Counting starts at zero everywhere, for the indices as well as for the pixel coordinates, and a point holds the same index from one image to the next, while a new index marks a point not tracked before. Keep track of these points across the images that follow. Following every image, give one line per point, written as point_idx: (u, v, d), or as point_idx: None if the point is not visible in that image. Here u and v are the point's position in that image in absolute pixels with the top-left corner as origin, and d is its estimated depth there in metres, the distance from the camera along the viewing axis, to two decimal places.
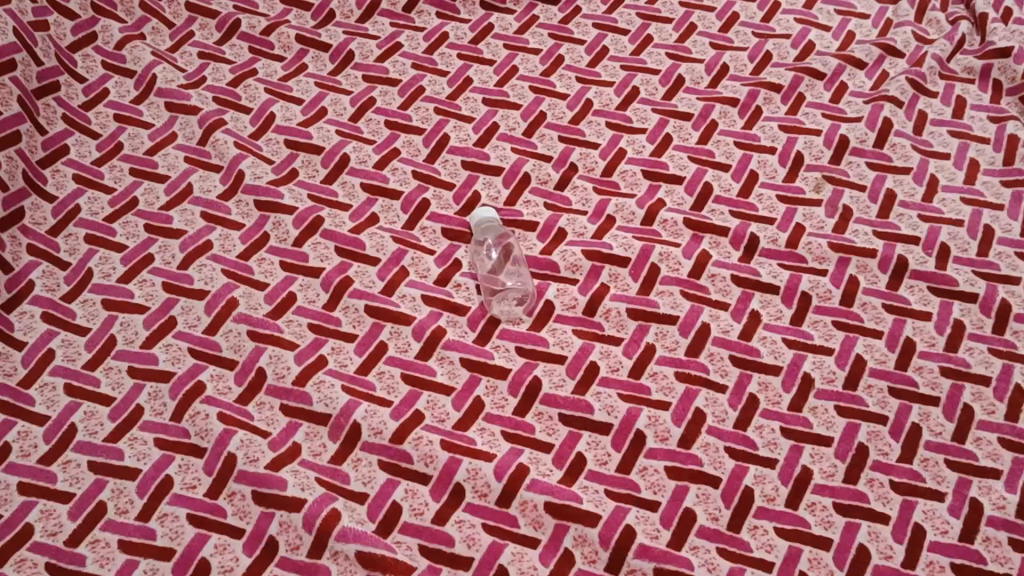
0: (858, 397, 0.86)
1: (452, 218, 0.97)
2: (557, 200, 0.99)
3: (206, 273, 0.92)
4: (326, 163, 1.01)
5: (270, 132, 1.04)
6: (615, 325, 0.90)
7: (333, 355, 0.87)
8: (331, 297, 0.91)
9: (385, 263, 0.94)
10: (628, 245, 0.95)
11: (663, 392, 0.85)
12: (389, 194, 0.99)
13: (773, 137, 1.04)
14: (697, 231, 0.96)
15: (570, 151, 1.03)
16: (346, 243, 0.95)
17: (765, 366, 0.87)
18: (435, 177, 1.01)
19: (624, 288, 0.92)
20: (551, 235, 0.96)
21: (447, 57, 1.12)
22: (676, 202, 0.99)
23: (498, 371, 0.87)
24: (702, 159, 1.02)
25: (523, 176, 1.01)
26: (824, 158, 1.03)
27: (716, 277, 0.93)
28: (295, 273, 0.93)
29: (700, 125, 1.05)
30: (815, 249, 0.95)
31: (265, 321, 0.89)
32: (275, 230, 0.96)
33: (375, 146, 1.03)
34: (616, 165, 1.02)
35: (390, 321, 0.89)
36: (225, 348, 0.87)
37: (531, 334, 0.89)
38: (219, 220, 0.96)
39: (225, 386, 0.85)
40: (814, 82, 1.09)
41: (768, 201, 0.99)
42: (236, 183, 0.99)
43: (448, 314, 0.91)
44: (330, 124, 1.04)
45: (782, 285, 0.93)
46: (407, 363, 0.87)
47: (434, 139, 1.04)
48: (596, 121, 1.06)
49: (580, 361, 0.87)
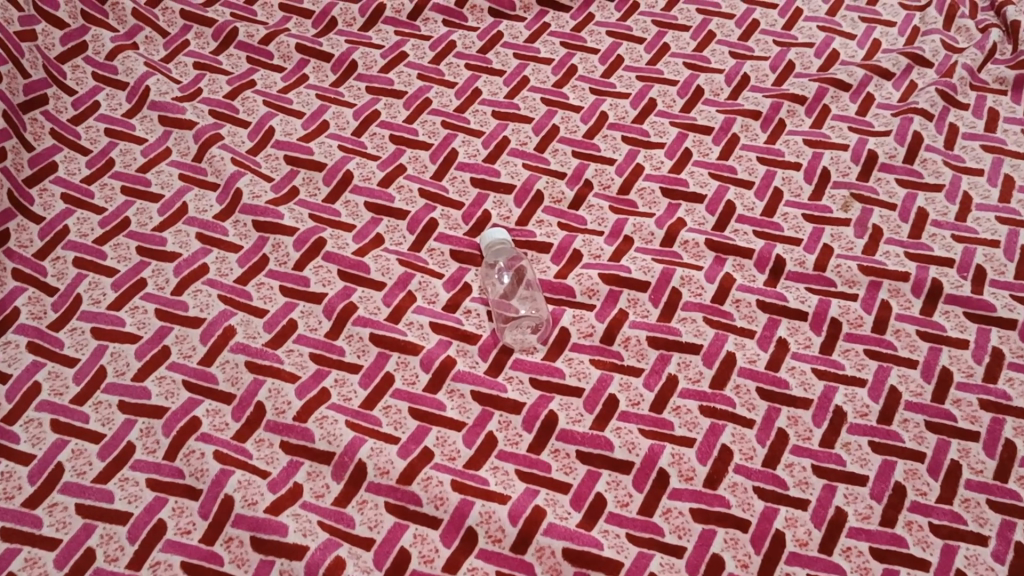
0: (893, 432, 0.81)
1: (461, 240, 0.93)
2: (571, 219, 0.94)
3: (202, 299, 0.87)
4: (329, 180, 0.96)
5: (269, 147, 0.99)
6: (635, 354, 0.85)
7: (336, 387, 0.82)
8: (334, 325, 0.86)
9: (391, 288, 0.89)
10: (647, 267, 0.90)
11: (686, 427, 0.81)
12: (394, 214, 0.94)
13: (797, 152, 0.99)
14: (719, 252, 0.91)
15: (584, 167, 0.98)
16: (350, 266, 0.90)
17: (794, 399, 0.82)
18: (442, 195, 0.96)
19: (644, 314, 0.87)
20: (566, 257, 0.91)
21: (454, 67, 1.07)
22: (697, 222, 0.94)
23: (511, 405, 0.82)
24: (723, 176, 0.97)
25: (535, 194, 0.96)
26: (852, 174, 0.98)
27: (741, 303, 0.88)
28: (295, 299, 0.88)
29: (720, 139, 1.00)
30: (844, 271, 0.90)
31: (264, 352, 0.84)
32: (275, 253, 0.91)
33: (379, 162, 0.98)
34: (633, 182, 0.97)
35: (397, 351, 0.85)
36: (222, 380, 0.82)
37: (545, 365, 0.84)
38: (216, 242, 0.91)
39: (222, 421, 0.80)
40: (839, 94, 1.04)
41: (794, 220, 0.94)
42: (233, 202, 0.94)
43: (458, 343, 0.86)
44: (332, 139, 0.99)
45: (810, 310, 0.88)
46: (415, 396, 0.82)
47: (441, 155, 0.99)
48: (611, 135, 1.01)
49: (599, 394, 0.82)
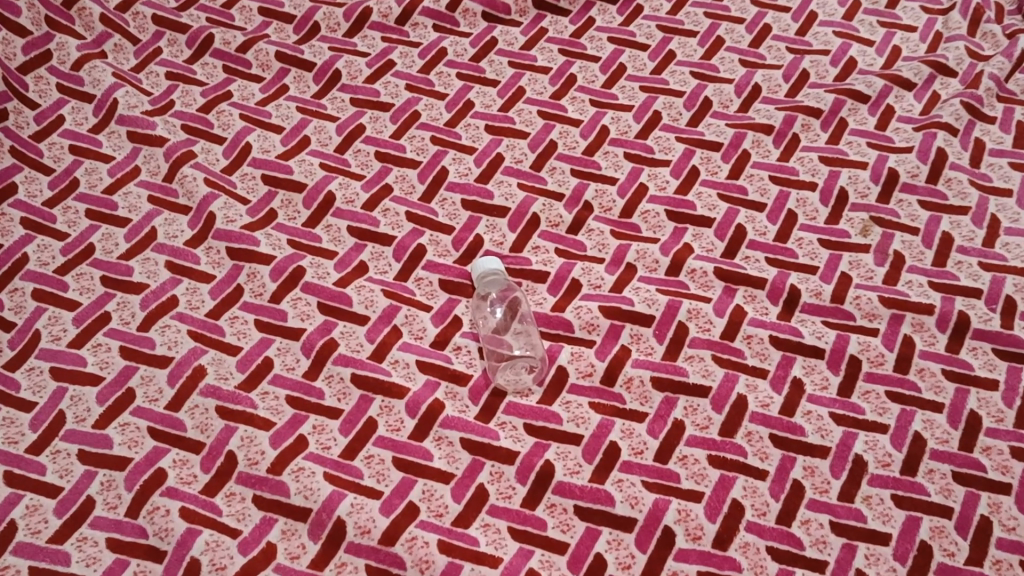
0: (918, 485, 0.75)
1: (451, 268, 0.86)
2: (570, 245, 0.88)
3: (170, 335, 0.81)
4: (309, 203, 0.89)
5: (245, 165, 0.92)
6: (638, 397, 0.79)
7: (314, 434, 0.76)
8: (313, 364, 0.80)
9: (375, 322, 0.82)
10: (651, 299, 0.83)
11: (694, 479, 0.74)
12: (379, 240, 0.87)
13: (813, 170, 0.92)
14: (729, 282, 0.85)
15: (584, 187, 0.91)
16: (330, 298, 0.83)
17: (810, 447, 0.76)
18: (431, 219, 0.89)
19: (648, 352, 0.81)
20: (564, 288, 0.85)
21: (445, 77, 1.00)
22: (704, 248, 0.87)
23: (503, 454, 0.75)
24: (733, 197, 0.91)
25: (531, 217, 0.89)
26: (871, 195, 0.91)
27: (752, 339, 0.82)
28: (271, 334, 0.81)
29: (730, 156, 0.94)
30: (864, 304, 0.84)
31: (236, 395, 0.77)
32: (250, 283, 0.84)
33: (363, 182, 0.91)
34: (636, 204, 0.90)
35: (381, 394, 0.78)
36: (190, 428, 0.76)
37: (541, 409, 0.78)
38: (187, 271, 0.85)
39: (190, 473, 0.74)
40: (857, 106, 0.97)
41: (809, 246, 0.88)
42: (206, 227, 0.87)
43: (446, 385, 0.79)
44: (313, 156, 0.93)
45: (827, 347, 0.81)
46: (399, 444, 0.76)
47: (430, 174, 0.92)
48: (613, 151, 0.94)
49: (599, 442, 0.76)
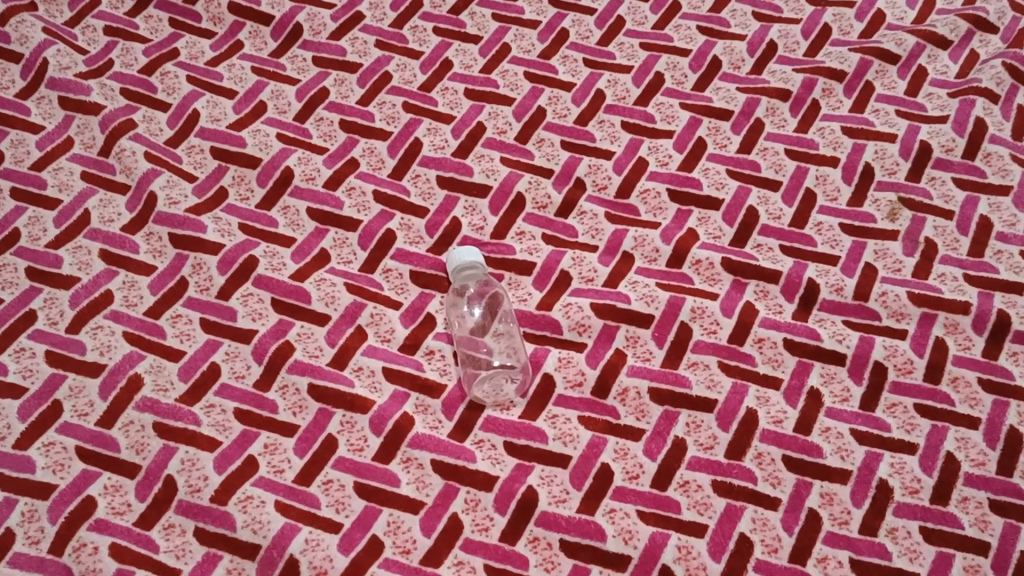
0: (950, 515, 0.66)
1: (424, 258, 0.76)
2: (559, 230, 0.78)
3: (102, 338, 0.71)
4: (264, 180, 0.79)
5: (192, 136, 0.81)
6: (634, 410, 0.69)
7: (265, 455, 0.67)
8: (265, 372, 0.70)
9: (337, 323, 0.72)
10: (650, 296, 0.74)
11: (696, 510, 0.65)
12: (343, 224, 0.77)
13: (835, 143, 0.82)
14: (738, 275, 0.75)
15: (575, 162, 0.81)
16: (286, 294, 0.73)
17: (828, 470, 0.67)
18: (402, 200, 0.79)
19: (646, 357, 0.72)
20: (551, 281, 0.75)
21: (421, 33, 0.89)
22: (711, 234, 0.77)
23: (480, 479, 0.66)
24: (744, 174, 0.80)
25: (516, 197, 0.79)
26: (900, 172, 0.80)
27: (764, 343, 0.72)
28: (218, 337, 0.72)
29: (741, 126, 0.83)
30: (890, 301, 0.74)
31: (177, 410, 0.68)
32: (195, 275, 0.74)
33: (326, 156, 0.81)
34: (634, 182, 0.80)
35: (341, 407, 0.69)
36: (124, 448, 0.67)
37: (523, 425, 0.69)
38: (123, 262, 0.75)
39: (123, 502, 0.65)
40: (885, 67, 0.86)
41: (829, 232, 0.78)
42: (146, 210, 0.77)
43: (417, 396, 0.70)
44: (269, 126, 0.82)
45: (849, 353, 0.72)
46: (362, 468, 0.67)
47: (402, 147, 0.81)
48: (608, 120, 0.83)
49: (589, 465, 0.67)
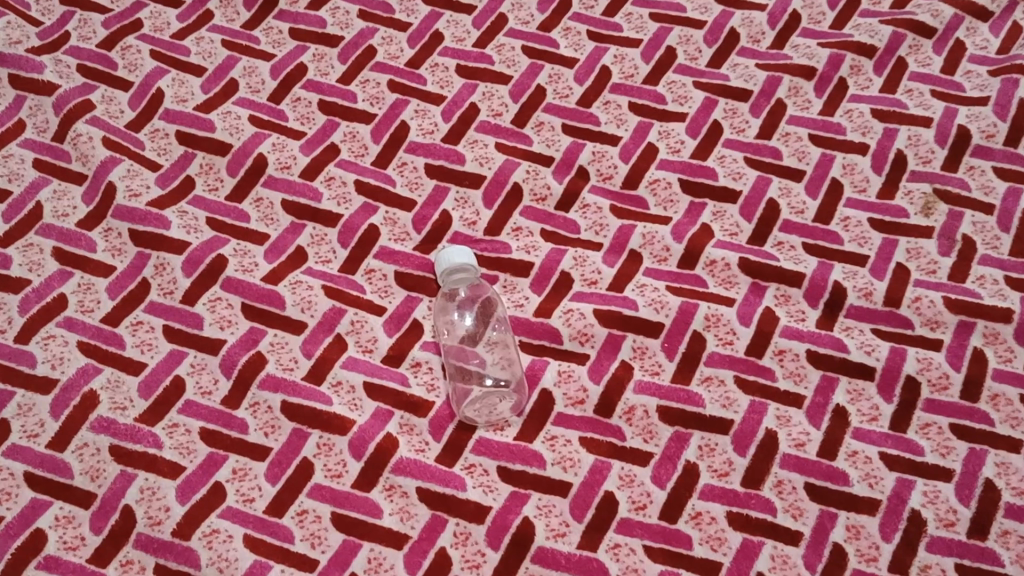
0: (989, 552, 0.59)
1: (411, 257, 0.69)
2: (559, 225, 0.71)
3: (54, 350, 0.64)
4: (234, 169, 0.72)
5: (156, 119, 0.74)
6: (642, 432, 0.63)
7: (233, 482, 0.61)
8: (234, 388, 0.64)
9: (314, 331, 0.66)
10: (660, 302, 0.67)
11: (709, 545, 0.59)
12: (322, 219, 0.70)
13: (863, 127, 0.74)
14: (757, 278, 0.68)
15: (578, 149, 0.74)
16: (258, 298, 0.67)
17: (855, 500, 0.61)
18: (387, 191, 0.72)
19: (654, 371, 0.65)
20: (550, 284, 0.68)
21: (409, 2, 0.81)
22: (727, 230, 0.70)
23: (471, 510, 0.60)
24: (763, 162, 0.73)
25: (512, 188, 0.72)
26: (935, 161, 0.73)
27: (785, 355, 0.65)
28: (183, 346, 0.65)
29: (761, 108, 0.76)
30: (924, 308, 0.67)
31: (136, 431, 0.62)
32: (157, 277, 0.67)
33: (303, 142, 0.73)
34: (642, 171, 0.73)
35: (318, 428, 0.62)
36: (78, 474, 0.60)
37: (518, 448, 0.62)
38: (78, 262, 0.68)
39: (76, 536, 0.59)
40: (919, 41, 0.78)
41: (857, 228, 0.70)
42: (104, 203, 0.70)
43: (401, 415, 0.63)
44: (241, 107, 0.75)
45: (878, 366, 0.65)
46: (340, 496, 0.60)
47: (386, 131, 0.74)
48: (614, 101, 0.76)
49: (590, 494, 0.61)
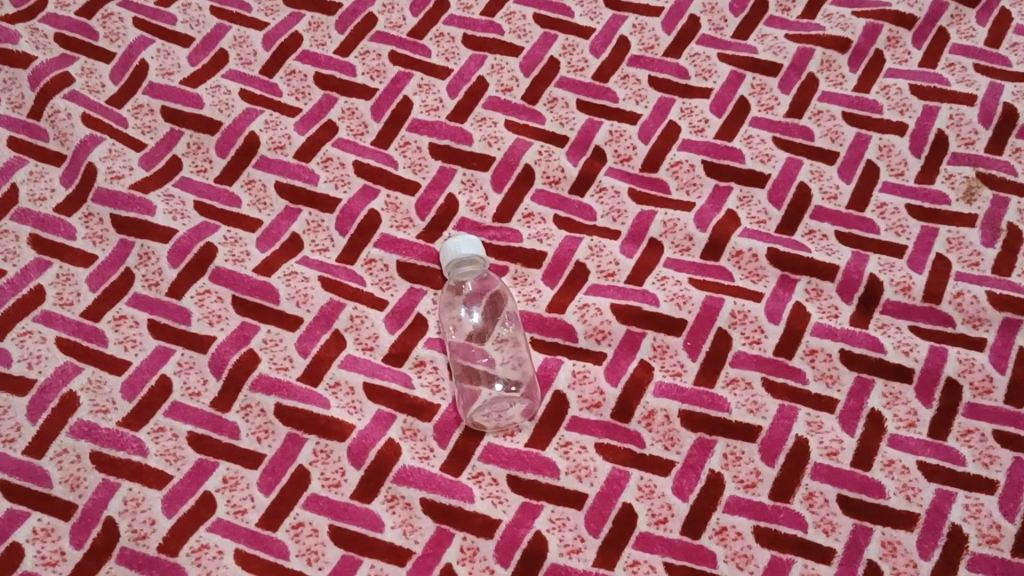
0: None
1: (415, 246, 0.64)
2: (574, 211, 0.66)
3: (31, 347, 0.60)
4: (224, 148, 0.67)
5: (140, 93, 0.69)
6: (662, 438, 0.58)
7: (224, 492, 0.56)
8: (224, 389, 0.59)
9: (310, 327, 0.61)
10: (682, 297, 0.62)
11: (735, 563, 0.55)
12: (319, 203, 0.65)
13: (901, 105, 0.69)
14: (786, 270, 0.63)
15: (594, 128, 0.69)
16: (250, 291, 0.62)
17: (891, 514, 0.57)
18: (389, 173, 0.67)
19: (676, 372, 0.60)
20: (564, 276, 0.63)
21: None
22: (755, 217, 0.65)
23: (479, 523, 0.56)
24: (793, 142, 0.68)
25: (523, 170, 0.67)
26: (979, 143, 0.68)
27: (817, 355, 0.61)
28: (169, 343, 0.60)
29: (791, 84, 0.70)
30: (966, 305, 0.62)
31: (119, 436, 0.57)
32: (141, 267, 0.63)
33: (298, 119, 0.68)
34: (663, 152, 0.68)
35: (315, 433, 0.58)
36: (57, 483, 0.56)
37: (530, 456, 0.58)
38: (57, 250, 0.63)
39: (55, 551, 0.55)
40: (962, 11, 0.73)
41: (894, 215, 0.65)
42: (84, 186, 0.65)
43: (404, 418, 0.59)
44: (231, 81, 0.70)
45: (916, 367, 0.60)
46: (339, 508, 0.56)
47: (388, 108, 0.69)
48: (633, 75, 0.71)
49: (607, 506, 0.56)
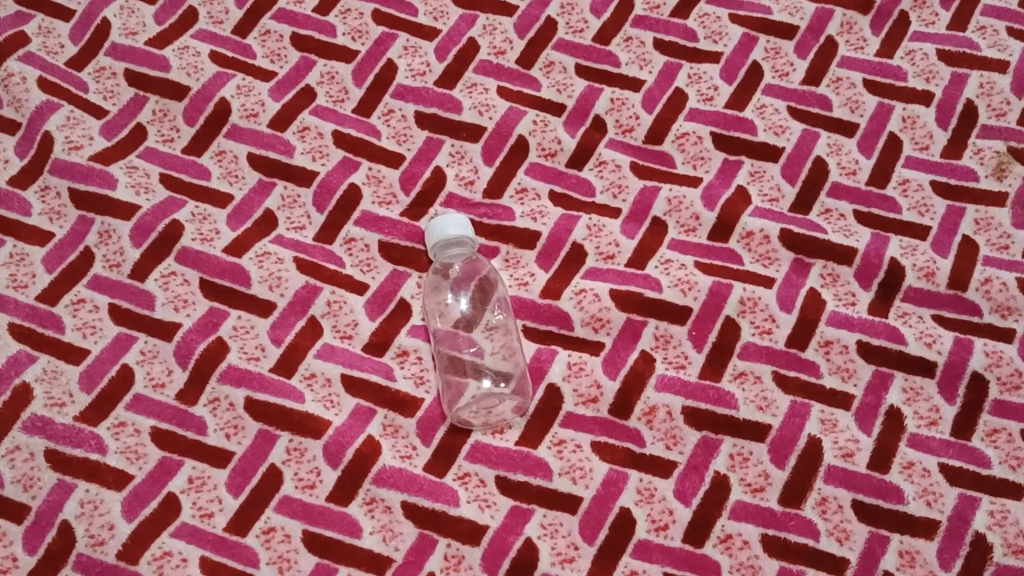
0: None
1: (398, 224, 0.59)
2: (571, 186, 0.61)
3: None
4: (192, 116, 0.62)
5: (101, 55, 0.64)
6: (663, 437, 0.54)
7: (189, 494, 0.52)
8: (190, 381, 0.55)
9: (284, 313, 0.57)
10: (687, 282, 0.57)
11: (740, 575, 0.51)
12: (295, 177, 0.60)
13: (927, 72, 0.64)
14: (800, 253, 0.59)
15: (593, 95, 0.64)
16: (220, 273, 0.57)
17: (911, 521, 0.52)
18: (371, 144, 0.62)
19: (679, 364, 0.56)
20: (559, 258, 0.59)
21: None
22: (767, 194, 0.60)
23: (465, 529, 0.52)
24: (809, 112, 0.63)
25: (516, 142, 0.62)
26: (1011, 114, 0.63)
27: (833, 347, 0.56)
28: (131, 330, 0.56)
29: (808, 48, 0.65)
30: (994, 292, 0.58)
31: (76, 432, 0.53)
32: (102, 246, 0.58)
33: (273, 84, 0.63)
34: (668, 123, 0.63)
35: (288, 430, 0.54)
36: (8, 483, 0.52)
37: (520, 455, 0.53)
38: (11, 228, 0.58)
39: (5, 557, 0.50)
40: None
41: (918, 193, 0.60)
42: (40, 156, 0.60)
43: (385, 414, 0.55)
44: (200, 41, 0.64)
45: (940, 360, 0.56)
46: (313, 511, 0.52)
47: (370, 72, 0.64)
48: (637, 37, 0.65)
49: (603, 511, 0.52)
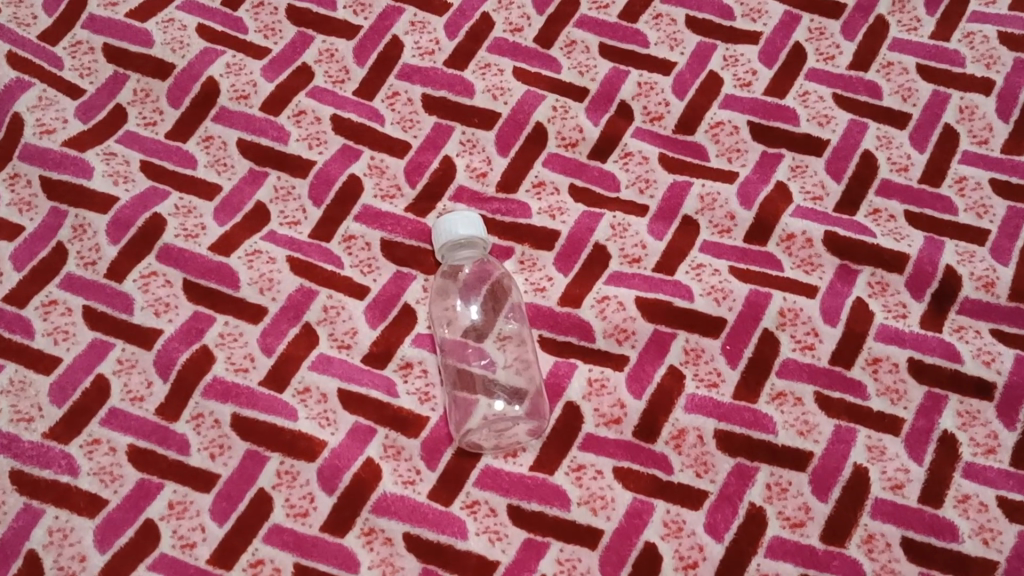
0: None
1: (403, 221, 0.54)
2: (593, 180, 0.55)
3: None
4: (177, 97, 0.56)
5: (78, 28, 0.58)
6: (693, 463, 0.49)
7: (169, 521, 0.47)
8: (171, 394, 0.49)
9: (276, 319, 0.51)
10: (720, 290, 0.52)
11: None
12: (290, 166, 0.55)
13: (987, 57, 0.58)
14: (845, 258, 0.53)
15: (619, 78, 0.58)
16: (206, 274, 0.52)
17: (967, 562, 0.47)
18: (374, 131, 0.56)
19: (711, 382, 0.50)
20: (579, 261, 0.53)
21: None
22: (809, 192, 0.55)
23: (473, 565, 0.47)
24: (856, 100, 0.57)
25: (533, 130, 0.56)
26: None
27: (881, 365, 0.51)
28: (107, 335, 0.50)
29: (856, 28, 0.59)
30: None
31: (45, 450, 0.48)
32: (76, 241, 0.52)
33: (266, 62, 0.58)
34: (700, 110, 0.57)
35: (278, 451, 0.48)
36: None
37: (535, 482, 0.48)
38: None
39: None
40: None
41: (975, 192, 0.55)
42: (9, 140, 0.55)
43: (386, 433, 0.49)
44: (186, 13, 0.59)
45: (999, 381, 0.50)
46: (305, 543, 0.47)
47: (374, 51, 0.58)
48: (668, 14, 0.60)
49: (625, 546, 0.47)
